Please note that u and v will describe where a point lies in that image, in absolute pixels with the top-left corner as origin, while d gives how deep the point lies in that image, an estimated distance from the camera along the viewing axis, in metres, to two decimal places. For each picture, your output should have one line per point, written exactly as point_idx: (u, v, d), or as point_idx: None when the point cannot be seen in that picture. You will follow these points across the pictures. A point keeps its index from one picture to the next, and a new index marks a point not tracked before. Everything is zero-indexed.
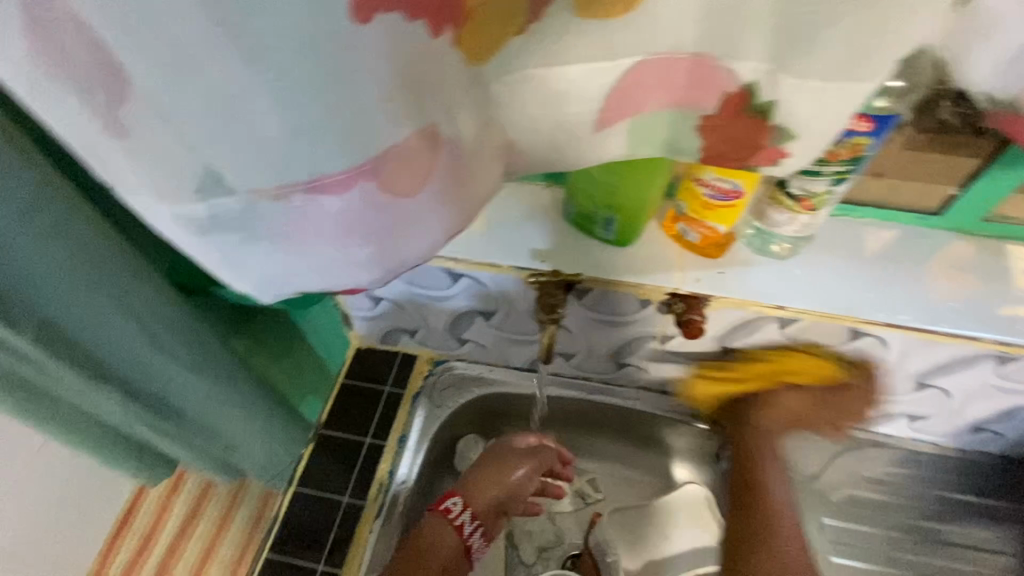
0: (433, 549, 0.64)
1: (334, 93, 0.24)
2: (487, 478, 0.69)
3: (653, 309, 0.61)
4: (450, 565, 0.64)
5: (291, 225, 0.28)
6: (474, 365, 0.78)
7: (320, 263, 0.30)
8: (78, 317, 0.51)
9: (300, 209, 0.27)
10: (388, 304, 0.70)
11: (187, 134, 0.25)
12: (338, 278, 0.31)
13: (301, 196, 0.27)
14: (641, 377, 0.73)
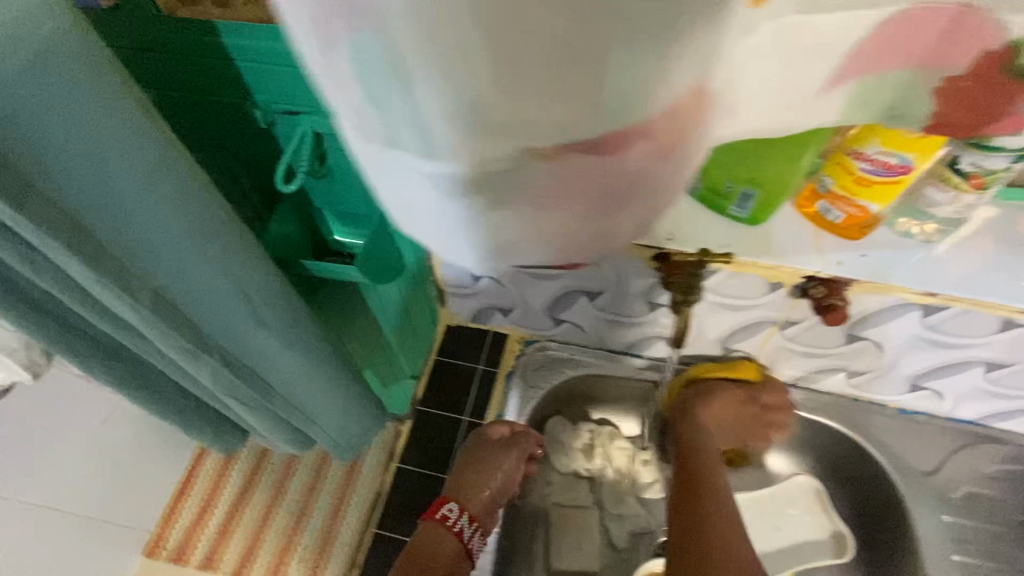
0: (438, 548, 0.67)
1: (607, 23, 0.22)
2: (473, 478, 0.71)
3: (784, 293, 0.57)
4: (457, 561, 0.67)
5: (551, 187, 0.29)
6: (568, 346, 0.77)
7: (565, 229, 0.33)
8: (188, 283, 0.59)
9: (572, 168, 0.28)
10: (488, 282, 0.68)
11: (445, 73, 0.24)
12: (563, 236, 0.33)
13: (577, 154, 0.27)
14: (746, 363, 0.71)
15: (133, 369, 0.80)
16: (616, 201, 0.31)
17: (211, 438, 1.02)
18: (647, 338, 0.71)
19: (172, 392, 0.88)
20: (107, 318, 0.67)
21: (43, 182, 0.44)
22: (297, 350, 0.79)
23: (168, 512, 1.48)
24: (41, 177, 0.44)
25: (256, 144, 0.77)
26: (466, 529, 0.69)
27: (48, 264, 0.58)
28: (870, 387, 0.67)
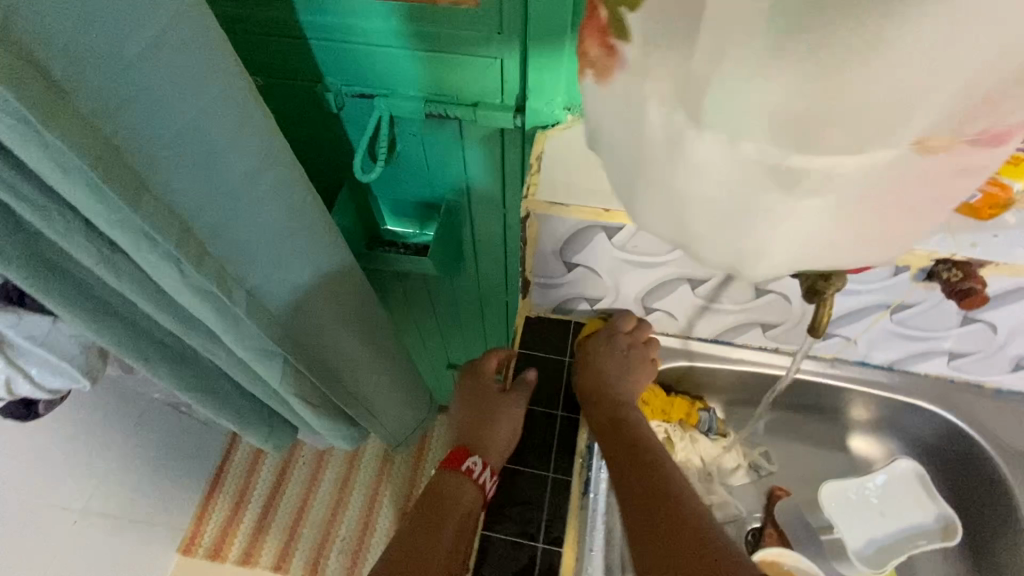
0: (453, 494, 0.68)
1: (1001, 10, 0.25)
2: (477, 426, 0.73)
3: (909, 275, 0.56)
4: (473, 507, 0.68)
5: (935, 181, 0.30)
6: (655, 336, 0.73)
7: (877, 232, 0.33)
8: (277, 278, 0.57)
9: (953, 163, 0.29)
10: (583, 271, 0.65)
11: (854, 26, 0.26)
12: (883, 240, 0.34)
13: (968, 146, 0.29)
14: (843, 347, 0.69)
15: (195, 371, 0.77)
16: (942, 196, 0.32)
17: (264, 437, 1.00)
18: (743, 324, 0.68)
19: (231, 393, 0.85)
20: (176, 319, 0.63)
21: (155, 177, 0.41)
22: (371, 344, 0.77)
23: (201, 509, 1.56)
24: (152, 172, 0.41)
25: (320, 128, 0.72)
26: (484, 477, 0.70)
27: (127, 265, 0.54)
28: (970, 368, 0.66)
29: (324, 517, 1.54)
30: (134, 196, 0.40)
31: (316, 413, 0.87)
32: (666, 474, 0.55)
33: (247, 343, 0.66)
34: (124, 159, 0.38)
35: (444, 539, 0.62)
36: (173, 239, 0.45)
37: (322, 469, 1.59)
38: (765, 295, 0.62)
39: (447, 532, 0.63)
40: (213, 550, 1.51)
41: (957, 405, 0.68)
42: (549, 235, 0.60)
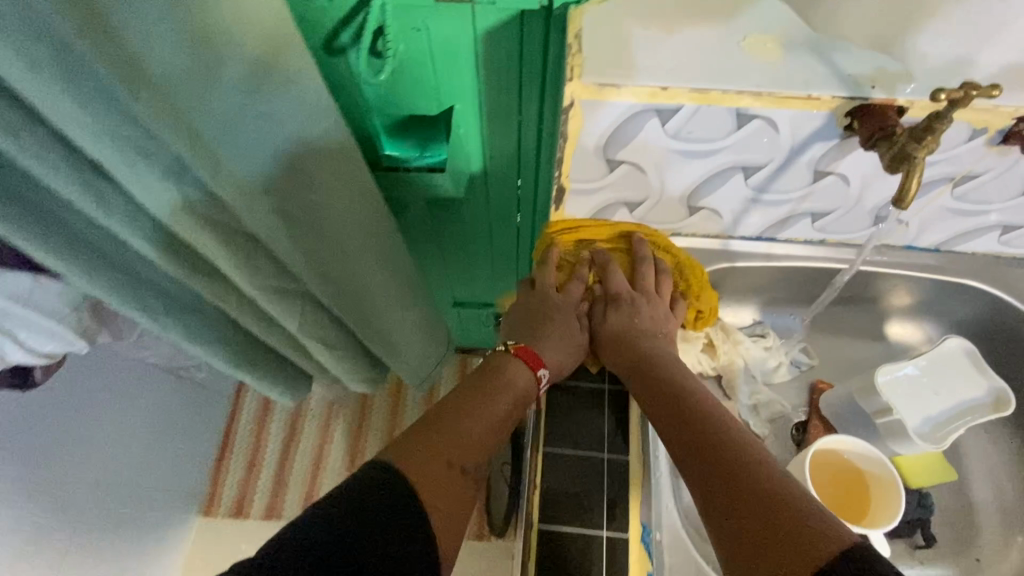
0: (507, 376, 0.58)
1: None
2: (535, 326, 0.62)
3: (983, 140, 0.51)
4: (526, 392, 0.59)
5: None
6: (696, 239, 0.69)
7: None
8: (300, 200, 0.50)
9: None
10: (626, 169, 0.59)
11: None
12: None
13: None
14: (895, 231, 0.66)
15: (204, 319, 0.71)
16: None
17: (281, 388, 0.96)
18: (793, 216, 0.64)
19: (245, 343, 0.80)
20: (179, 262, 0.57)
21: (148, 73, 0.35)
22: (396, 277, 0.71)
23: (216, 465, 1.55)
24: (145, 62, 0.35)
25: (308, 31, 0.63)
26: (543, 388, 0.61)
27: (117, 197, 0.47)
28: (1021, 242, 0.64)
29: (342, 464, 1.54)
30: (130, 86, 0.36)
31: (338, 355, 0.84)
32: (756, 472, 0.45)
33: (263, 278, 0.61)
34: (110, 41, 0.33)
35: (502, 395, 0.56)
36: (180, 139, 0.40)
37: (333, 420, 1.59)
38: (824, 178, 0.58)
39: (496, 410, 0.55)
40: (236, 507, 1.52)
41: (1005, 279, 0.67)
42: (591, 128, 0.54)
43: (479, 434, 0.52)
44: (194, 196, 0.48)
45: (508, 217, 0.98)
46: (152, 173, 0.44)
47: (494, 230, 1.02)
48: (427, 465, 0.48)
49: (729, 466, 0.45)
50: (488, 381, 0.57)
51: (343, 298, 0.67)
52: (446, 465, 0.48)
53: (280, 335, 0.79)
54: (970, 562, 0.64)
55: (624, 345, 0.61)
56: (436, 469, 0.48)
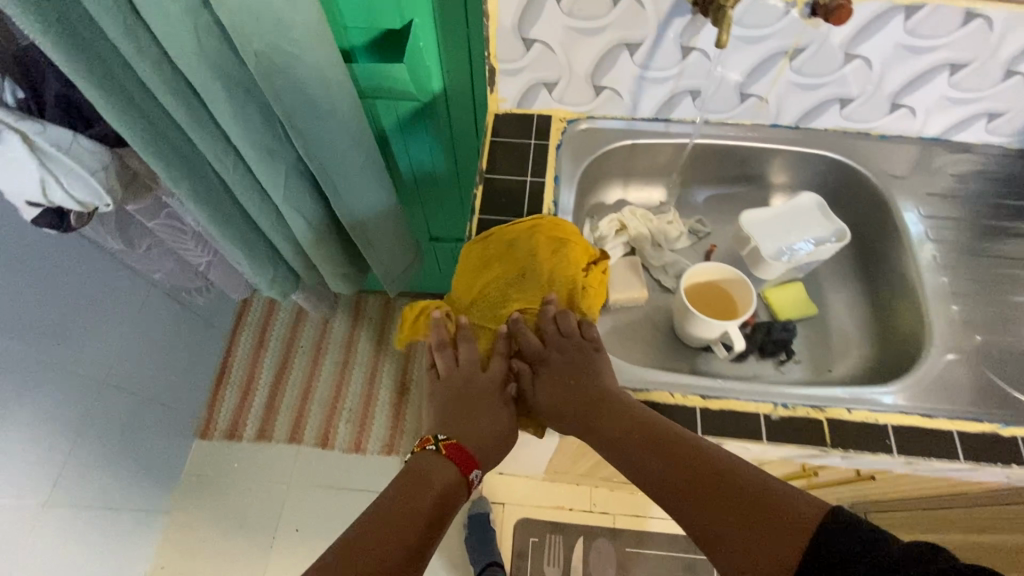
0: (431, 480, 0.64)
1: None
2: (464, 410, 0.69)
3: (796, 14, 0.69)
4: (452, 490, 0.65)
5: None
6: (604, 119, 0.86)
7: None
8: (282, 53, 0.68)
9: None
10: (539, 49, 0.76)
11: None
12: None
13: None
14: (759, 109, 0.83)
15: (203, 184, 0.89)
16: None
17: (270, 278, 1.14)
18: (675, 96, 0.82)
19: (237, 217, 0.99)
20: (188, 112, 0.74)
21: None
22: (362, 154, 0.90)
23: (212, 395, 1.71)
24: None
25: None
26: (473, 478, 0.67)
27: (147, 39, 0.64)
28: (855, 115, 0.82)
29: (328, 394, 1.72)
30: None
31: (317, 235, 1.02)
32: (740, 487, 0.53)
33: (253, 136, 0.78)
34: None
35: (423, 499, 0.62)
36: None
37: (321, 353, 1.77)
38: (690, 54, 0.75)
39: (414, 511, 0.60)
40: (230, 429, 1.67)
41: (849, 149, 0.85)
42: (507, 8, 0.71)
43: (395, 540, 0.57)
44: (205, 42, 0.65)
45: (466, 138, 1.15)
46: (175, 17, 0.61)
47: (457, 154, 1.18)
48: None
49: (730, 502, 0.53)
50: (416, 502, 0.61)
51: (318, 164, 0.86)
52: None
53: (268, 212, 0.96)
54: (821, 370, 0.80)
55: (561, 401, 0.68)
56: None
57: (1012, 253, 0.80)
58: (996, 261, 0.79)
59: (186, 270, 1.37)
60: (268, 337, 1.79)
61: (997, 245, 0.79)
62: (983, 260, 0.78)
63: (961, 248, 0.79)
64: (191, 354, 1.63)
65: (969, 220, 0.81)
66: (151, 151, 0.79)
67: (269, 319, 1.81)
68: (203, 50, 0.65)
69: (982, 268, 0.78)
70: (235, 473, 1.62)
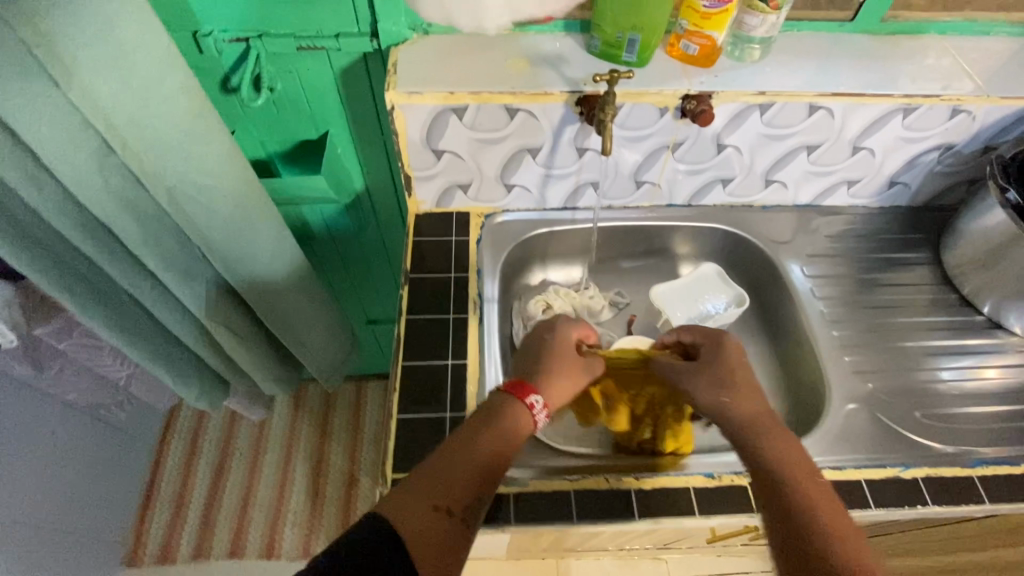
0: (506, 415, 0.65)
1: None
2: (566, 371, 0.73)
3: (670, 116, 0.78)
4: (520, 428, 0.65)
5: None
6: (519, 211, 0.91)
7: None
8: (195, 185, 0.69)
9: None
10: (449, 157, 0.81)
11: None
12: None
13: None
14: (655, 192, 0.91)
15: (118, 309, 0.86)
16: None
17: (198, 389, 1.10)
18: (579, 188, 0.89)
19: (157, 335, 0.95)
20: (99, 246, 0.73)
21: (81, 74, 0.54)
22: (285, 262, 0.91)
23: (140, 516, 1.57)
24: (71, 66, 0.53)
25: (206, 79, 0.84)
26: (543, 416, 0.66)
27: (50, 184, 0.64)
28: (738, 192, 0.92)
29: (271, 497, 1.62)
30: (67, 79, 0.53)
31: (246, 344, 1.00)
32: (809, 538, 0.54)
33: (171, 259, 0.78)
34: (60, 54, 0.52)
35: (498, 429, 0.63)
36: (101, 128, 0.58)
37: (261, 453, 1.68)
38: (585, 153, 0.82)
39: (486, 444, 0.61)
40: (162, 552, 1.52)
41: (738, 220, 0.94)
42: (413, 125, 0.76)
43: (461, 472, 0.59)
44: (115, 182, 0.66)
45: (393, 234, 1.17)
46: (81, 165, 0.61)
47: (386, 246, 1.21)
48: (411, 509, 0.54)
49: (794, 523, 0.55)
50: (484, 422, 0.63)
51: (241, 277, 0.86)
52: (430, 507, 0.55)
53: (191, 328, 0.94)
54: None
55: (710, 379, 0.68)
56: (417, 511, 0.54)
57: (894, 301, 0.89)
58: (877, 309, 0.87)
59: (105, 385, 1.29)
60: (201, 441, 1.69)
61: (874, 295, 0.89)
62: (865, 311, 0.87)
63: (845, 302, 0.87)
64: (116, 473, 1.51)
65: (848, 274, 0.91)
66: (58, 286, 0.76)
67: (201, 424, 1.71)
68: (113, 191, 0.66)
69: (865, 315, 0.86)
70: None
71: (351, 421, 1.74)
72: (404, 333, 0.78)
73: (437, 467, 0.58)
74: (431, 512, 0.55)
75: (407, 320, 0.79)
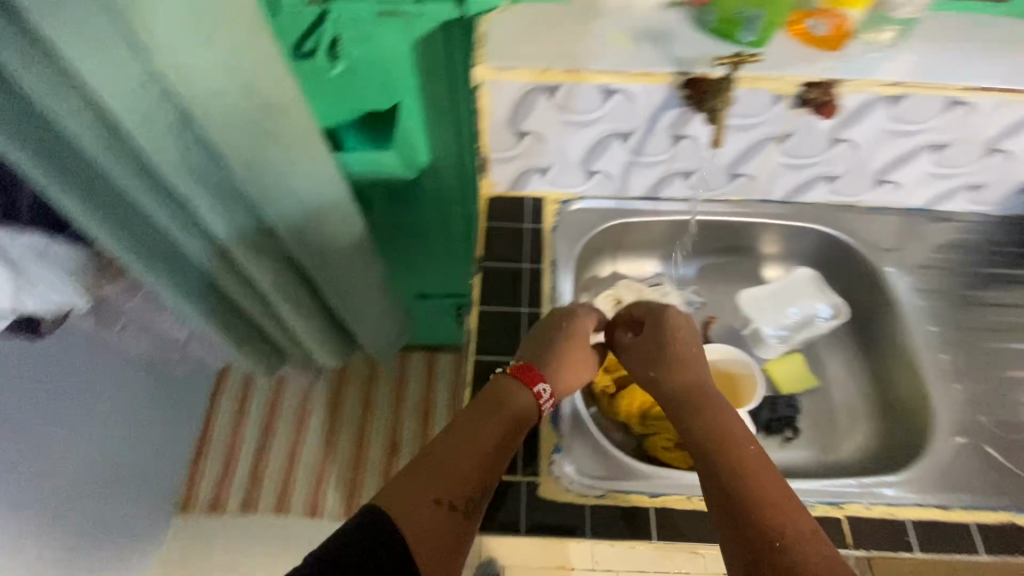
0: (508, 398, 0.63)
1: None
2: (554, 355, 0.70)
3: (784, 105, 0.70)
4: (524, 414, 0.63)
5: None
6: (598, 199, 0.85)
7: None
8: (270, 162, 0.66)
9: None
10: (531, 139, 0.75)
11: None
12: None
13: None
14: (750, 186, 0.83)
15: (185, 277, 0.86)
16: None
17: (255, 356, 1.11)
18: (666, 178, 0.82)
19: (221, 304, 0.95)
20: (174, 216, 0.72)
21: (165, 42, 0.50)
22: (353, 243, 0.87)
23: (193, 466, 1.63)
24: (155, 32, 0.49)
25: None
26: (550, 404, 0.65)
27: (128, 152, 0.62)
28: (844, 191, 0.83)
29: (315, 459, 1.65)
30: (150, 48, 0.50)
31: (306, 319, 0.99)
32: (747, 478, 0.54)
33: (240, 233, 0.75)
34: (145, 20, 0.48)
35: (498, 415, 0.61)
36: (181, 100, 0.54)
37: (307, 415, 1.72)
38: (681, 141, 0.75)
39: (491, 427, 0.60)
40: (213, 503, 1.59)
41: (838, 221, 0.86)
42: (499, 104, 0.71)
43: (464, 463, 0.56)
44: (190, 155, 0.63)
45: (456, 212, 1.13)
46: (159, 136, 0.59)
47: (447, 224, 1.16)
48: (413, 506, 0.51)
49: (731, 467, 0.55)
50: (487, 411, 0.61)
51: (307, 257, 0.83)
52: (432, 503, 0.52)
53: (253, 300, 0.93)
54: (826, 446, 0.79)
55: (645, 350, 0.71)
56: (420, 508, 0.51)
57: (1013, 323, 0.80)
58: (992, 331, 0.79)
59: (163, 343, 1.31)
60: (250, 399, 1.73)
61: (990, 315, 0.80)
62: (979, 333, 0.78)
63: (956, 321, 0.79)
64: (171, 425, 1.56)
65: (963, 290, 0.82)
66: (134, 253, 0.76)
67: (250, 382, 1.75)
68: (188, 163, 0.63)
69: (978, 338, 0.78)
70: (217, 551, 1.53)
71: (394, 390, 1.75)
72: (475, 326, 0.74)
73: (439, 455, 0.56)
74: (434, 507, 0.52)
75: (479, 312, 0.76)
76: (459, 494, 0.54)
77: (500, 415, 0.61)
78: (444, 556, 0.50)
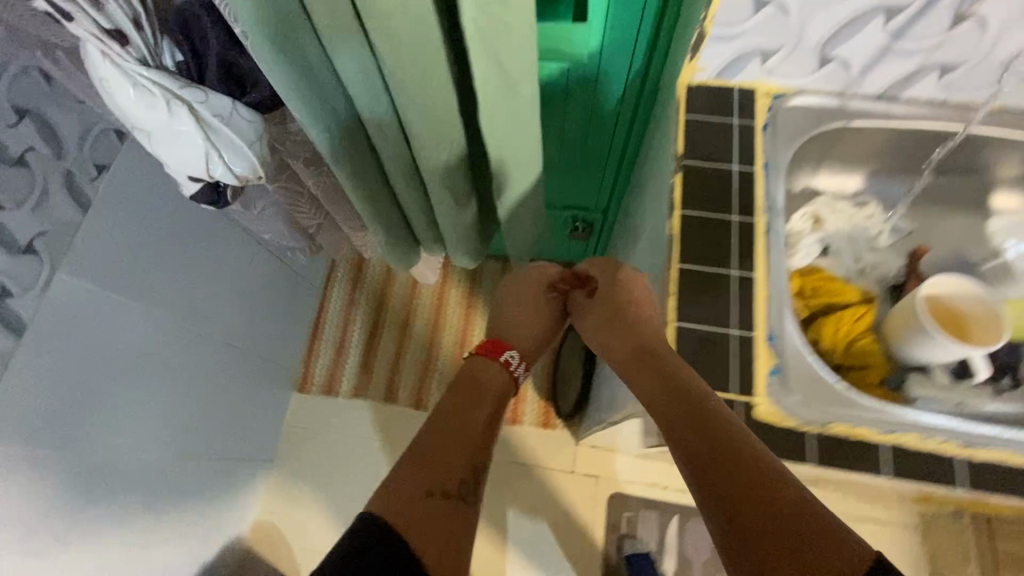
0: (489, 379, 1.10)
1: None
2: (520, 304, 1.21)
3: None
4: (504, 388, 1.10)
5: None
6: (819, 94, 0.76)
7: None
8: (497, 24, 0.58)
9: None
10: (772, 12, 0.65)
11: None
12: None
13: None
14: (1016, 91, 0.74)
15: (356, 157, 0.83)
16: None
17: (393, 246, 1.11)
18: (917, 71, 0.71)
19: (379, 190, 0.93)
20: (368, 85, 0.68)
21: None
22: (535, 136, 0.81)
23: (308, 350, 1.73)
24: None
25: None
26: (516, 366, 1.14)
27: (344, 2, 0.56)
28: None
29: (421, 355, 1.71)
30: None
31: (460, 214, 0.96)
32: (786, 497, 0.54)
33: (432, 111, 0.71)
34: None
35: (483, 389, 1.08)
36: None
37: (413, 314, 1.75)
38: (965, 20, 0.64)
39: (479, 413, 1.03)
40: (327, 385, 1.70)
41: None
42: None
43: (447, 450, 0.93)
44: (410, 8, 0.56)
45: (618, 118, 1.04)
46: None
47: (604, 126, 1.09)
48: (412, 490, 0.86)
49: (748, 483, 0.56)
50: (473, 390, 1.06)
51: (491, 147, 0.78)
52: (426, 492, 0.86)
53: (414, 187, 0.91)
54: None
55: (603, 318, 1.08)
56: (417, 489, 0.86)
57: None
58: None
59: (295, 232, 1.33)
60: (358, 293, 1.78)
61: None
62: None
63: None
64: (292, 311, 1.63)
65: None
66: (319, 124, 0.74)
67: (359, 276, 1.79)
68: (407, 19, 0.57)
69: None
70: (334, 428, 1.66)
71: (496, 297, 1.75)
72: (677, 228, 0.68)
73: (433, 429, 0.97)
74: (427, 495, 0.86)
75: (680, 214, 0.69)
76: (452, 484, 0.89)
77: (490, 400, 1.08)
78: (446, 544, 0.81)
